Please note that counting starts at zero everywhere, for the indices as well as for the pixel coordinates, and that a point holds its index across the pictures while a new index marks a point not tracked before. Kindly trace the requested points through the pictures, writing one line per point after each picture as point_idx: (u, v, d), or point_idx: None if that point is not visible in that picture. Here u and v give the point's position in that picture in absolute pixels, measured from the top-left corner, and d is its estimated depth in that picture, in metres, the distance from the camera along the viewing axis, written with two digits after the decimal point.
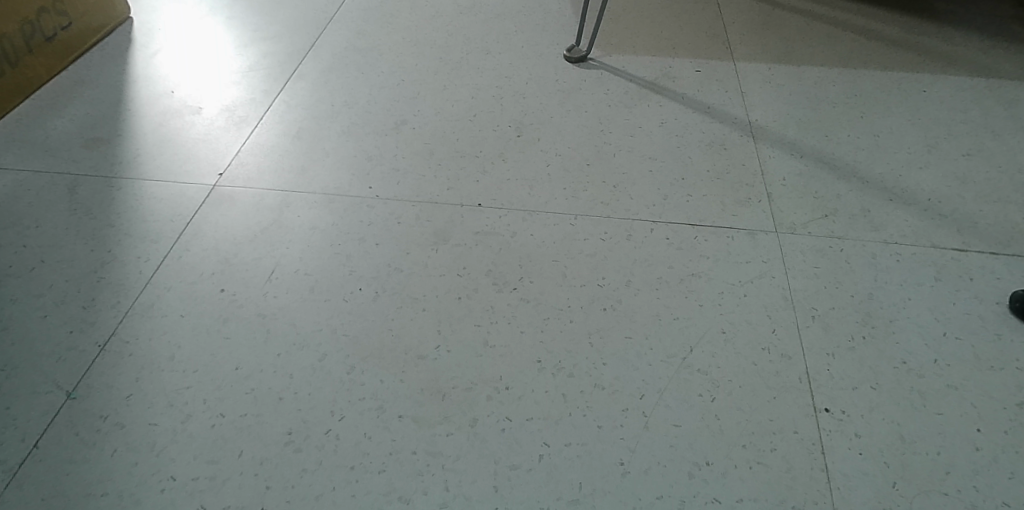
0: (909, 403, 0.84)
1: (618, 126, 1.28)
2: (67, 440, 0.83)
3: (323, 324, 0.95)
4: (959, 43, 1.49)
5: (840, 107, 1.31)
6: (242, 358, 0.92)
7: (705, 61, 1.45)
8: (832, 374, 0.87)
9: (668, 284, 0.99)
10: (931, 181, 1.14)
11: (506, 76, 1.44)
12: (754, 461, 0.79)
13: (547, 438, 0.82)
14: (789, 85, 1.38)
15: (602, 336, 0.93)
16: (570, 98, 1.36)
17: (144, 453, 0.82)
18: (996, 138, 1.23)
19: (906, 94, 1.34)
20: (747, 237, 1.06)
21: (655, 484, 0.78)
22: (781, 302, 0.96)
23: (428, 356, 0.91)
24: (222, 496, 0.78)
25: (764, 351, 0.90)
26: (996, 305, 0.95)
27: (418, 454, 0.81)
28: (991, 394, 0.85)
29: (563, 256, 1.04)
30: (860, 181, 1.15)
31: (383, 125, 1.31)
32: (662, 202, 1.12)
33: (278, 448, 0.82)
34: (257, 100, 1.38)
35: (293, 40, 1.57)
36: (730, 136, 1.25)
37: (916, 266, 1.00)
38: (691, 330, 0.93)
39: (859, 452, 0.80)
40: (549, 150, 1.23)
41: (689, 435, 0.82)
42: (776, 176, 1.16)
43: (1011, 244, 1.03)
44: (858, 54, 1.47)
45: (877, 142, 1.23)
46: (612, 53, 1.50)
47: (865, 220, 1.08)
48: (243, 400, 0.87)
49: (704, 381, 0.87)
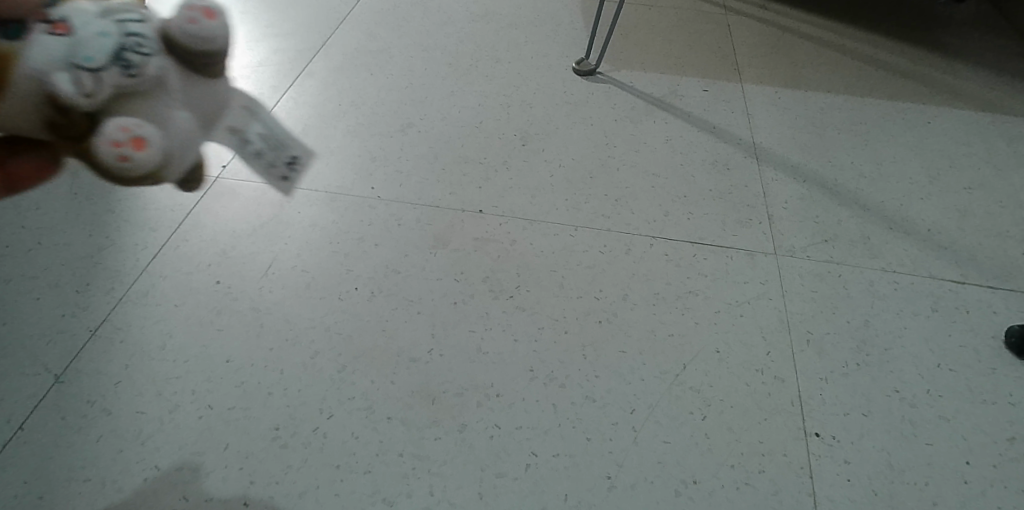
0: (899, 432, 0.84)
1: (623, 141, 1.29)
2: (54, 424, 0.83)
3: (317, 322, 0.95)
4: (966, 78, 1.50)
5: (845, 134, 1.32)
6: (234, 350, 0.91)
7: (712, 81, 1.46)
8: (824, 399, 0.87)
9: (665, 300, 0.99)
10: (932, 212, 1.15)
11: (514, 85, 1.44)
12: (741, 483, 0.79)
13: (535, 448, 0.82)
14: (794, 109, 1.38)
15: (596, 349, 0.92)
16: (576, 110, 1.37)
17: (130, 441, 0.81)
18: (998, 173, 1.23)
19: (911, 125, 1.35)
20: (745, 257, 1.06)
21: (641, 500, 0.77)
22: (776, 324, 0.96)
23: (420, 359, 0.91)
24: (205, 488, 0.78)
25: (757, 372, 0.90)
26: (991, 339, 0.95)
27: (404, 456, 0.81)
28: (981, 428, 0.85)
29: (562, 266, 1.04)
30: (861, 208, 1.15)
31: (389, 127, 1.31)
32: (662, 219, 1.13)
33: (264, 443, 0.82)
34: (265, 96, 1.38)
35: (305, 38, 1.58)
36: (734, 156, 1.25)
37: (913, 296, 1.01)
38: (685, 348, 0.93)
39: (848, 478, 0.80)
40: (552, 161, 1.24)
41: (678, 453, 0.81)
42: (778, 198, 1.16)
43: (1008, 279, 1.03)
44: (865, 84, 1.47)
45: (879, 171, 1.23)
46: (620, 68, 1.50)
47: (864, 247, 1.08)
48: (232, 393, 0.87)
49: (696, 399, 0.87)
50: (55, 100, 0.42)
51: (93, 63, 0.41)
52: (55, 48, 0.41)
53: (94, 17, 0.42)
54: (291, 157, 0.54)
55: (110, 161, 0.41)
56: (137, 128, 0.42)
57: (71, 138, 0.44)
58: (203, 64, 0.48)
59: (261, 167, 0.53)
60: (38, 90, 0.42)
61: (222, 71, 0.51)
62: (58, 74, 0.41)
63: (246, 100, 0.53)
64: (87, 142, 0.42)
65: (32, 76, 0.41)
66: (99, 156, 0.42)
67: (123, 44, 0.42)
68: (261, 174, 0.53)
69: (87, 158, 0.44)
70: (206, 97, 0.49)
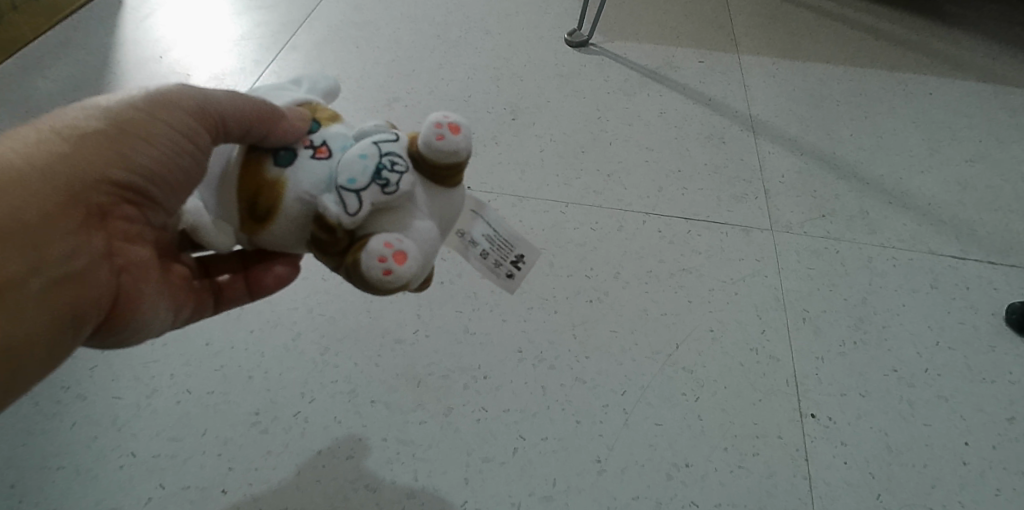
0: (896, 413, 0.82)
1: (616, 114, 1.25)
2: (26, 410, 0.80)
3: (299, 303, 0.92)
4: (968, 48, 1.45)
5: (844, 106, 1.28)
6: (213, 332, 0.88)
7: (708, 53, 1.41)
8: (820, 379, 0.85)
9: (658, 278, 0.96)
10: (932, 186, 1.12)
11: (504, 58, 1.39)
12: (734, 465, 0.77)
13: (523, 432, 0.79)
14: (793, 81, 1.34)
15: (587, 330, 0.90)
16: (568, 83, 1.32)
17: (105, 428, 0.79)
18: (1000, 145, 1.20)
19: (911, 96, 1.31)
20: (740, 234, 1.03)
21: (631, 484, 0.76)
22: (772, 302, 0.93)
23: (405, 340, 0.88)
24: (183, 476, 0.76)
25: (752, 351, 0.87)
26: (991, 316, 0.93)
27: (388, 441, 0.78)
28: (980, 407, 0.83)
29: (552, 244, 1.01)
30: (860, 182, 1.12)
31: (375, 101, 1.27)
32: (656, 194, 1.09)
33: (243, 429, 0.79)
34: (247, 70, 1.33)
35: (289, 10, 1.51)
36: (731, 129, 1.22)
37: (913, 272, 0.98)
38: (678, 327, 0.90)
39: (844, 460, 0.78)
40: (543, 136, 1.20)
41: (670, 435, 0.79)
42: (775, 173, 1.13)
43: (1009, 255, 1.01)
44: (865, 54, 1.43)
45: (878, 144, 1.20)
46: (614, 39, 1.45)
47: (863, 223, 1.05)
48: (211, 377, 0.84)
49: (689, 380, 0.84)
50: (324, 221, 0.47)
51: (355, 185, 0.46)
52: (320, 172, 0.48)
53: (355, 145, 0.48)
54: (512, 257, 0.67)
55: (374, 275, 0.44)
56: (398, 243, 0.45)
57: (336, 254, 0.48)
58: (442, 176, 0.51)
59: (486, 264, 0.66)
60: (309, 211, 0.48)
61: (461, 181, 0.53)
62: (325, 197, 0.47)
63: (474, 209, 0.65)
64: (353, 255, 0.46)
65: (301, 200, 0.48)
66: (362, 268, 0.45)
67: (380, 165, 0.47)
68: (485, 268, 0.67)
69: (347, 270, 0.47)
70: (445, 208, 0.52)
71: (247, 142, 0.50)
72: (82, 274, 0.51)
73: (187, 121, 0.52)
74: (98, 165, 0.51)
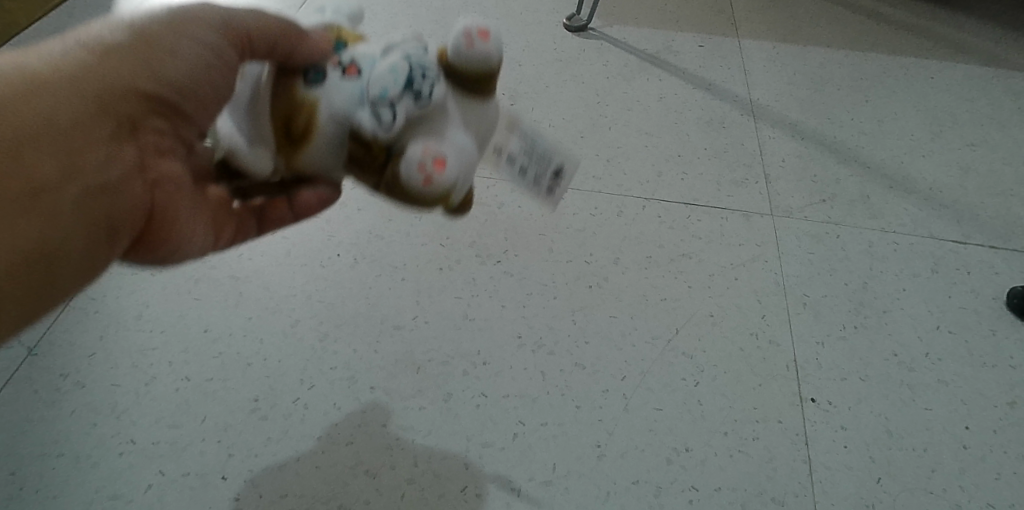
0: (897, 397, 0.82)
1: (615, 99, 1.24)
2: (25, 397, 0.80)
3: (297, 290, 0.91)
4: (970, 31, 1.44)
5: (845, 90, 1.27)
6: (212, 319, 0.88)
7: (708, 37, 1.39)
8: (820, 364, 0.85)
9: (658, 263, 0.96)
10: (933, 171, 1.11)
11: (502, 43, 1.38)
12: (734, 450, 0.77)
13: (523, 417, 0.79)
14: (793, 65, 1.33)
15: (586, 315, 0.89)
16: (567, 68, 1.31)
17: (105, 415, 0.79)
18: (1002, 129, 1.19)
19: (913, 80, 1.30)
20: (741, 219, 1.02)
21: (632, 469, 0.76)
22: (772, 287, 0.93)
23: (404, 327, 0.88)
24: (182, 462, 0.75)
25: (752, 336, 0.87)
26: (992, 301, 0.93)
27: (388, 427, 0.78)
28: (980, 392, 0.83)
29: (551, 230, 1.00)
30: (861, 167, 1.11)
31: None
32: (655, 179, 1.08)
33: (243, 415, 0.79)
34: None
35: None
36: (730, 114, 1.21)
37: (914, 257, 0.98)
38: (678, 312, 0.90)
39: (844, 445, 0.78)
40: (542, 121, 1.19)
41: (670, 420, 0.79)
42: (776, 157, 1.12)
43: (1011, 239, 1.00)
44: (866, 38, 1.41)
45: (880, 128, 1.19)
46: (613, 24, 1.43)
47: (864, 207, 1.04)
48: (209, 364, 0.84)
49: (688, 365, 0.84)
50: (360, 138, 0.42)
51: (388, 97, 0.40)
52: (350, 91, 0.42)
53: (383, 52, 0.42)
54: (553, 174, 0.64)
55: (414, 184, 0.41)
56: (437, 148, 0.41)
57: (376, 173, 0.44)
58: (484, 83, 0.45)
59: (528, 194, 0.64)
60: (344, 132, 0.43)
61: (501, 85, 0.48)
62: (359, 114, 0.41)
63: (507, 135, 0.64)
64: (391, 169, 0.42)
65: (332, 120, 0.43)
66: (402, 179, 0.41)
67: (412, 74, 0.41)
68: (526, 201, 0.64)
69: (386, 189, 0.44)
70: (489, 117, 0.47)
71: (274, 61, 0.46)
72: (117, 194, 0.47)
73: (216, 36, 0.48)
74: (126, 77, 0.46)
